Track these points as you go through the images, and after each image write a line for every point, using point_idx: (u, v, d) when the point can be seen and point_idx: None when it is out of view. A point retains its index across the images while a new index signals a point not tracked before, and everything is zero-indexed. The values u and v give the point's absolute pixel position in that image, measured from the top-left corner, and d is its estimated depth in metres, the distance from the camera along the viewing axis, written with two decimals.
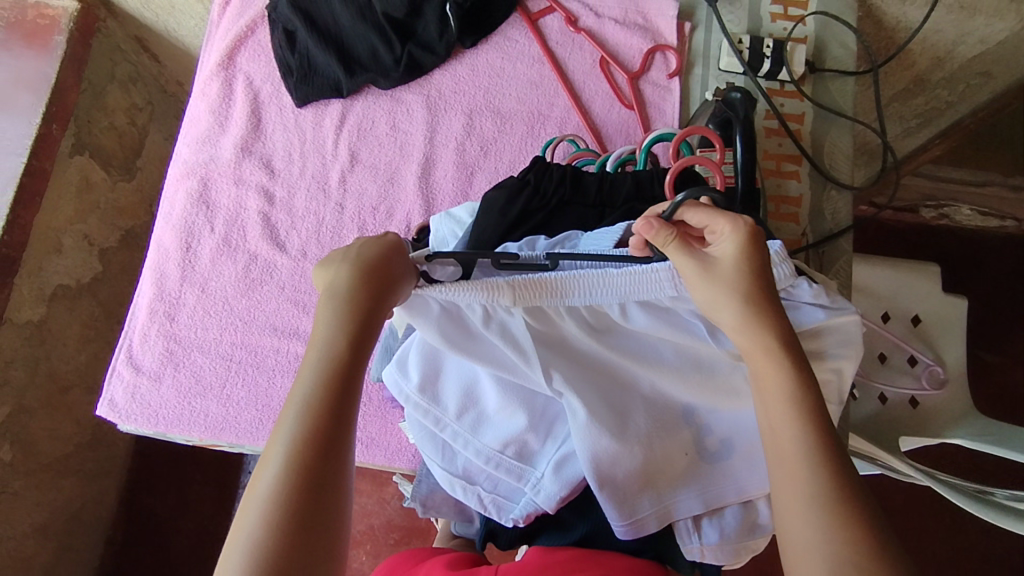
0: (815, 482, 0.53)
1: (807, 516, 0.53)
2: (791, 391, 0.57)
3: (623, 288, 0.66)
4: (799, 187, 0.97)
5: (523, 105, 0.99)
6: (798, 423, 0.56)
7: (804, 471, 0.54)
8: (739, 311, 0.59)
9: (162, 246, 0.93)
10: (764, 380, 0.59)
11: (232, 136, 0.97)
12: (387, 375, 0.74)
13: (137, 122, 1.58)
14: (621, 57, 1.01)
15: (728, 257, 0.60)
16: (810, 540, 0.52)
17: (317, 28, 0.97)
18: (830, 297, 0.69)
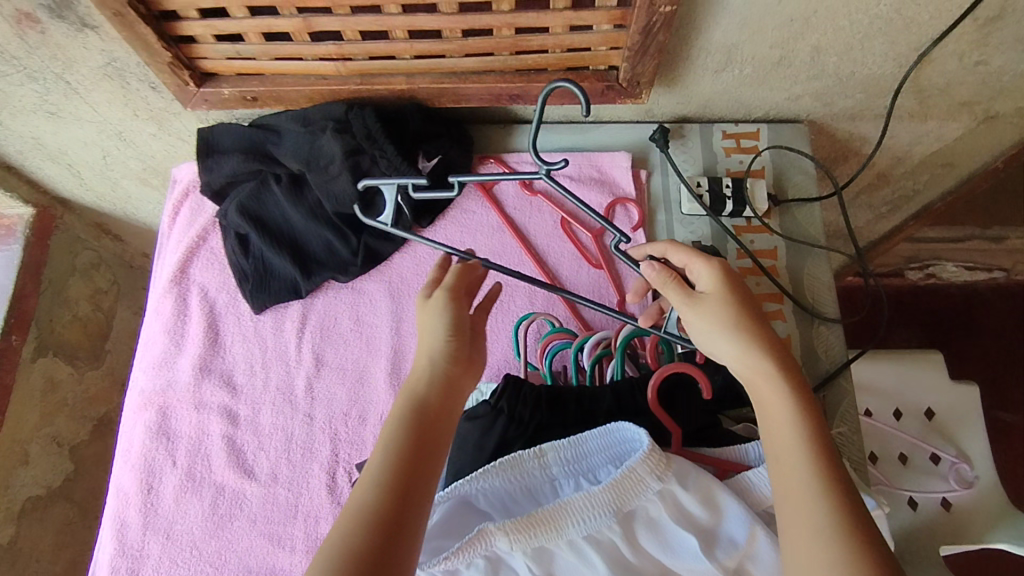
0: (818, 496, 0.55)
1: (811, 526, 0.54)
2: (790, 408, 0.60)
3: (614, 500, 0.60)
4: (786, 326, 0.93)
5: (488, 279, 0.96)
6: (797, 434, 0.58)
7: (805, 484, 0.56)
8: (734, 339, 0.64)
9: (122, 489, 0.87)
10: (768, 401, 0.61)
11: (190, 356, 0.92)
12: None
13: (103, 306, 1.53)
14: (582, 215, 0.99)
15: (710, 286, 0.68)
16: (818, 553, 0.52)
17: (268, 232, 0.94)
18: None
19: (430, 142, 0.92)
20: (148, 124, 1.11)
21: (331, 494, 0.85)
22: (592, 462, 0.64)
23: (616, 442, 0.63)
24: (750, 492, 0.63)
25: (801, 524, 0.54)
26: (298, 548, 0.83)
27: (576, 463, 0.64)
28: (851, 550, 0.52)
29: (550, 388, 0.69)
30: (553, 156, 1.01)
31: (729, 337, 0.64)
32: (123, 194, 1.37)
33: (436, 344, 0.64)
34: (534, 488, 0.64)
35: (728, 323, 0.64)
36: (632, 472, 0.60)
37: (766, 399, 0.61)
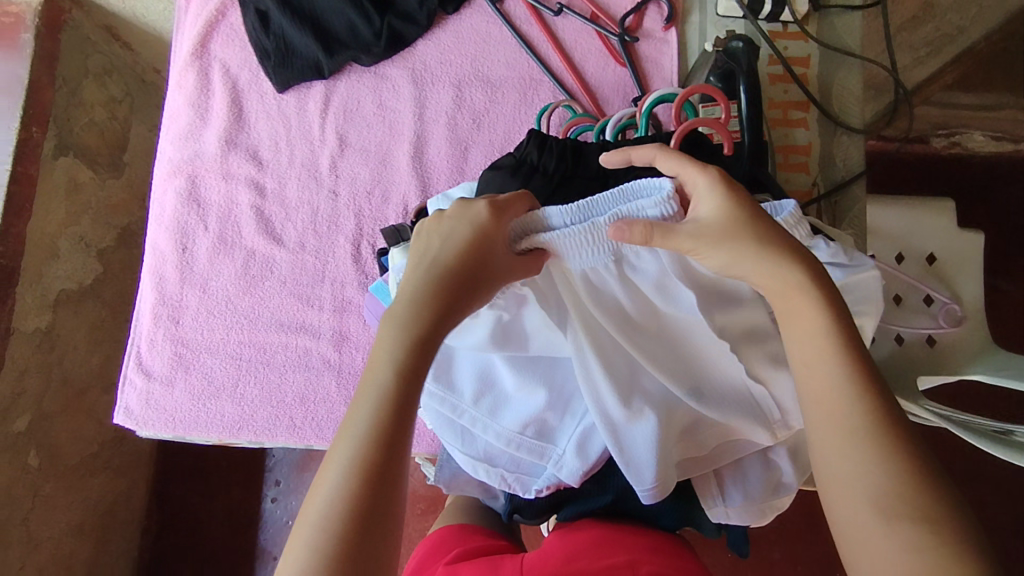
0: (854, 413, 0.51)
1: (845, 439, 0.50)
2: (825, 323, 0.54)
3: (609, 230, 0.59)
4: (807, 134, 0.93)
5: (513, 72, 0.94)
6: (831, 351, 0.53)
7: (844, 415, 0.51)
8: (753, 262, 0.56)
9: (158, 249, 0.91)
10: (795, 317, 0.55)
11: (216, 129, 0.93)
12: None
13: (118, 116, 1.52)
14: (612, 11, 0.95)
15: (714, 211, 0.56)
16: (850, 475, 0.50)
17: (291, 8, 0.91)
18: (848, 255, 0.66)
19: None
20: None
21: (356, 264, 0.90)
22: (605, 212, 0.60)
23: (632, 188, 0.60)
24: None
25: (834, 435, 0.51)
26: (327, 308, 0.89)
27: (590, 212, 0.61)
28: (888, 462, 0.49)
29: (575, 143, 0.68)
30: None
31: (753, 260, 0.55)
32: None
33: (446, 260, 0.56)
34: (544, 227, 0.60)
35: (741, 246, 0.55)
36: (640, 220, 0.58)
37: (795, 314, 0.55)
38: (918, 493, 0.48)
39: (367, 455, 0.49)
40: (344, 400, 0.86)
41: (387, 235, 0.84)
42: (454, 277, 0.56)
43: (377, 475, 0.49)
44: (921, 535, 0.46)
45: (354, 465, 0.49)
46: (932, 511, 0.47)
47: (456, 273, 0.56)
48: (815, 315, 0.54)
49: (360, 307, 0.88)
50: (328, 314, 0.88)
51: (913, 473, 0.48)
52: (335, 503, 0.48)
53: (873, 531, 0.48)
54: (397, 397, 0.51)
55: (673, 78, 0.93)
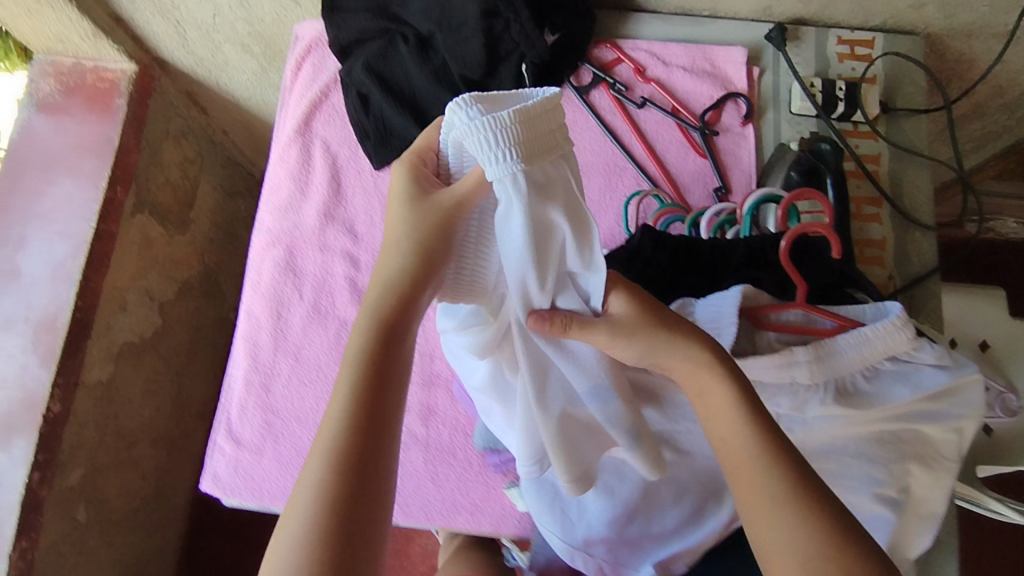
0: (769, 485, 0.53)
1: (777, 513, 0.52)
2: (732, 398, 0.58)
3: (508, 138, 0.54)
4: (881, 229, 0.97)
5: (599, 158, 0.99)
6: (738, 410, 0.57)
7: (760, 477, 0.54)
8: (633, 355, 0.62)
9: (253, 316, 0.94)
10: (695, 382, 0.60)
11: (314, 202, 0.97)
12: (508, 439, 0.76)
13: (189, 175, 1.59)
14: (691, 105, 1.00)
15: (625, 313, 0.61)
16: (786, 541, 0.51)
17: (393, 96, 0.97)
18: (951, 359, 0.69)
19: (564, 17, 0.94)
20: None
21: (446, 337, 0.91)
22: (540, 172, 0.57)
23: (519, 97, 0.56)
24: (840, 356, 0.68)
25: (758, 496, 0.53)
26: (415, 380, 0.90)
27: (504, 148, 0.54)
28: (817, 529, 0.51)
29: (686, 241, 0.72)
30: (668, 46, 1.02)
31: (665, 349, 0.61)
32: (221, 61, 1.40)
33: (404, 253, 0.61)
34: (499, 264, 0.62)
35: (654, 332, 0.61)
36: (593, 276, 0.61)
37: (707, 393, 0.59)
38: (845, 550, 0.50)
39: (342, 449, 0.54)
40: (430, 475, 0.87)
41: None
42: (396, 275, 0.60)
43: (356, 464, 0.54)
44: None
45: (331, 464, 0.53)
46: (861, 564, 0.49)
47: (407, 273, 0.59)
48: (727, 389, 0.58)
49: (448, 381, 0.90)
50: (416, 387, 0.90)
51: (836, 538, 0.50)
52: (313, 503, 0.52)
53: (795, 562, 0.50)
54: (358, 393, 0.56)
55: (753, 171, 0.97)
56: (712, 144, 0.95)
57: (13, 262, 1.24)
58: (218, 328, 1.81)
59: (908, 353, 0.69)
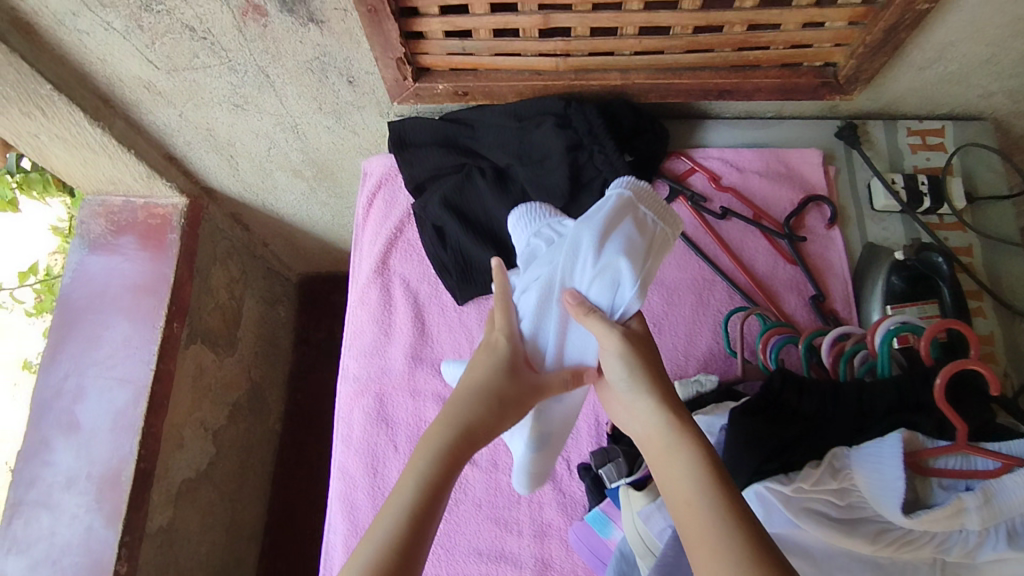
0: (732, 548, 0.51)
1: (714, 559, 0.51)
2: (691, 462, 0.58)
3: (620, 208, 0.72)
4: (988, 323, 0.93)
5: (686, 272, 0.96)
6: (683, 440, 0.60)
7: (715, 540, 0.53)
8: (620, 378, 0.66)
9: (347, 472, 0.89)
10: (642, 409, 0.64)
11: (400, 344, 0.94)
12: None
13: (235, 295, 1.57)
14: (771, 210, 0.98)
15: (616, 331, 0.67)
16: None
17: (472, 231, 0.94)
18: None
19: (641, 138, 0.94)
20: (327, 118, 1.11)
21: (552, 480, 0.88)
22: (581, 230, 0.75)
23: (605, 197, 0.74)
24: (1008, 499, 0.62)
25: (713, 557, 0.52)
26: (526, 531, 0.86)
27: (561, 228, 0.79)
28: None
29: (831, 384, 0.69)
30: (740, 151, 1.01)
31: (643, 404, 0.64)
32: (270, 185, 1.39)
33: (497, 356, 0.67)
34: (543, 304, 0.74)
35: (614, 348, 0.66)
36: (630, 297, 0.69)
37: (666, 456, 0.60)
38: None
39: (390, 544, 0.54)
40: None
41: (594, 456, 0.83)
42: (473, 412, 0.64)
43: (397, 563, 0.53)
44: None
45: (382, 554, 0.54)
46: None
47: (480, 401, 0.64)
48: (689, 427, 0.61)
49: (561, 530, 0.86)
50: (528, 539, 0.85)
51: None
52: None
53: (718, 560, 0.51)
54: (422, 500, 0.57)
55: (846, 275, 0.94)
56: (804, 255, 0.92)
57: (73, 414, 1.21)
58: (267, 442, 1.75)
59: None
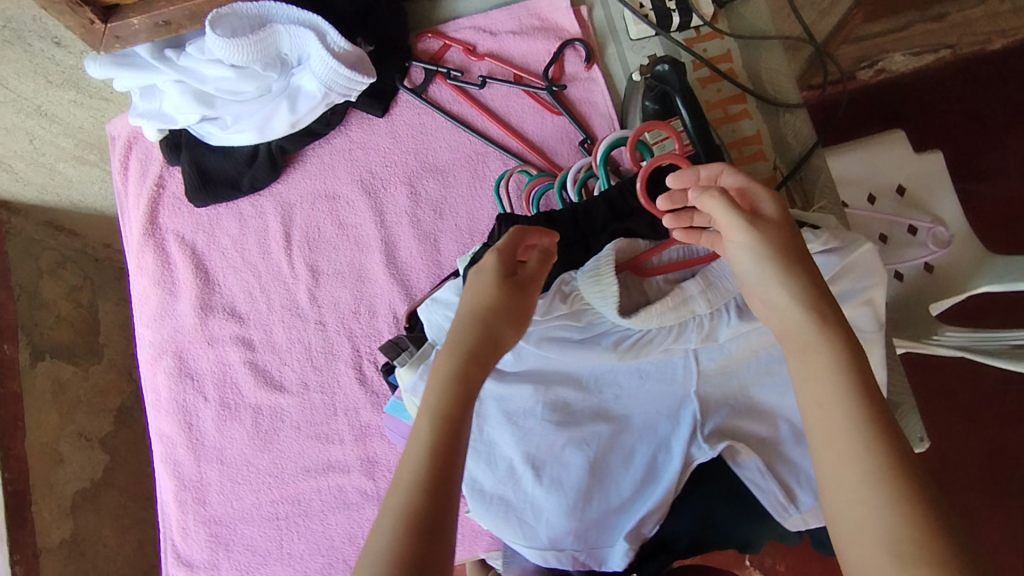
0: (868, 450, 0.44)
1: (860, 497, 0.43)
2: (841, 385, 0.46)
3: (325, 78, 0.84)
4: (754, 124, 0.94)
5: (458, 152, 0.95)
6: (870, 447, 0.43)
7: (853, 454, 0.44)
8: (787, 287, 0.50)
9: (164, 435, 0.90)
10: (812, 373, 0.48)
11: (187, 300, 0.92)
12: (469, 466, 0.73)
13: (83, 302, 1.42)
14: (532, 66, 0.96)
15: (776, 213, 0.52)
16: (865, 507, 0.42)
17: (222, 193, 0.93)
18: (836, 239, 0.67)
19: (371, 27, 0.90)
20: (66, 90, 1.04)
21: (364, 385, 0.89)
22: (291, 53, 0.84)
23: (325, 64, 0.83)
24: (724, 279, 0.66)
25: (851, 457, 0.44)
26: (348, 439, 0.88)
27: (268, 38, 0.80)
28: (900, 516, 0.41)
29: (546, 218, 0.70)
30: (490, 15, 0.97)
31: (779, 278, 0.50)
32: (64, 181, 1.27)
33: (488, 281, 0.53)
34: (195, 89, 0.84)
35: (795, 248, 0.51)
36: (273, 139, 0.90)
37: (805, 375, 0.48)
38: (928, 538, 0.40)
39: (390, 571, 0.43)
40: None
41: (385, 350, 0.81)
42: (479, 333, 0.52)
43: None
44: None
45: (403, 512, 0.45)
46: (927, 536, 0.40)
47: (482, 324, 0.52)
48: (838, 378, 0.46)
49: (380, 428, 0.88)
50: (351, 445, 0.88)
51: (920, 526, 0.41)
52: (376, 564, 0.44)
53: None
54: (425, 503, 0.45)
55: (610, 112, 0.94)
56: (560, 103, 0.91)
57: None
58: None
59: None
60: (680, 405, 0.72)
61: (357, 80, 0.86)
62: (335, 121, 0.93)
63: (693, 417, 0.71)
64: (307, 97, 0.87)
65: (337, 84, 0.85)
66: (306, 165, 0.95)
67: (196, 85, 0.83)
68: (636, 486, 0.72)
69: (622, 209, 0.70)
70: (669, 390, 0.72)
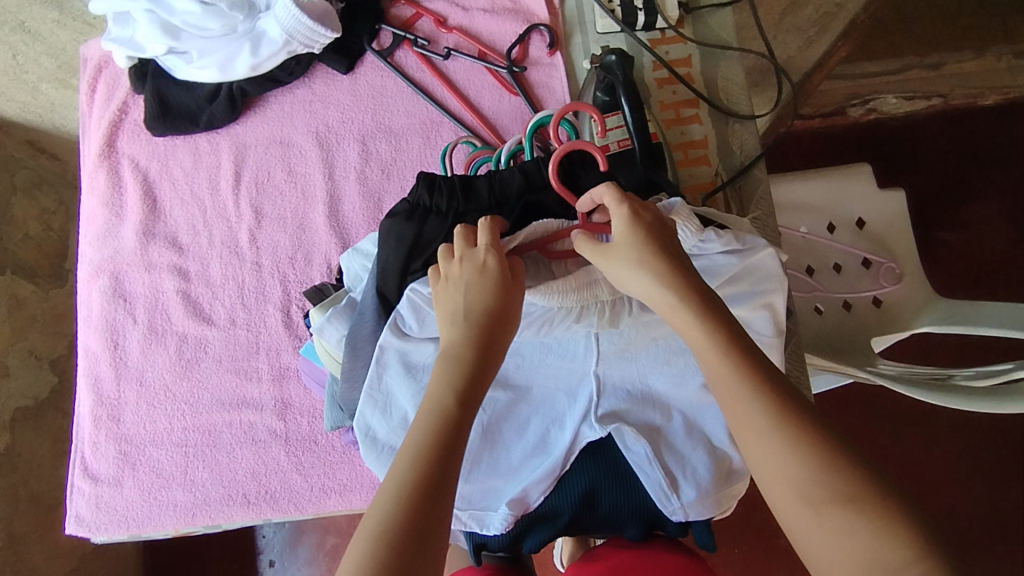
0: (754, 403, 0.48)
1: (767, 442, 0.47)
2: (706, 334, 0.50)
3: (288, 26, 0.87)
4: (703, 128, 0.96)
5: (414, 118, 0.97)
6: (754, 394, 0.48)
7: (745, 403, 0.48)
8: (647, 272, 0.53)
9: (90, 350, 0.93)
10: (682, 330, 0.52)
11: (131, 224, 0.95)
12: (363, 415, 0.71)
13: (54, 226, 1.39)
14: (498, 45, 0.98)
15: (621, 234, 0.54)
16: (773, 455, 0.47)
17: (179, 126, 0.95)
18: (739, 241, 0.68)
19: None
20: (50, 9, 1.11)
21: (289, 329, 0.91)
22: None
23: (288, 10, 0.86)
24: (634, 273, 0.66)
25: (742, 406, 0.48)
26: (265, 378, 0.90)
27: None
28: (799, 453, 0.46)
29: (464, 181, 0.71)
30: None
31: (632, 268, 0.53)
32: (47, 102, 1.28)
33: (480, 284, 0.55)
34: (163, 20, 0.87)
35: (634, 263, 0.53)
36: (232, 80, 0.92)
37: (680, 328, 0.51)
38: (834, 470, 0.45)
39: (386, 543, 0.46)
40: (295, 464, 0.88)
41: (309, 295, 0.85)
42: (474, 342, 0.53)
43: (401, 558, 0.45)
44: (850, 517, 0.44)
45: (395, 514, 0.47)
46: (838, 468, 0.45)
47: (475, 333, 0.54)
48: (707, 330, 0.50)
49: (297, 371, 0.90)
50: (267, 384, 0.90)
51: (821, 462, 0.46)
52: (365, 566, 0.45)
53: (838, 567, 0.44)
54: (419, 481, 0.48)
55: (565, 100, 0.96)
56: (516, 83, 0.93)
57: None
58: None
59: (697, 246, 0.67)
60: (580, 384, 0.75)
61: (319, 32, 0.88)
62: (298, 72, 0.96)
63: (589, 398, 0.74)
64: (269, 44, 0.90)
65: (299, 33, 0.88)
66: (266, 111, 0.97)
67: (164, 17, 0.87)
68: (526, 456, 0.75)
69: (539, 184, 0.72)
70: (570, 368, 0.74)
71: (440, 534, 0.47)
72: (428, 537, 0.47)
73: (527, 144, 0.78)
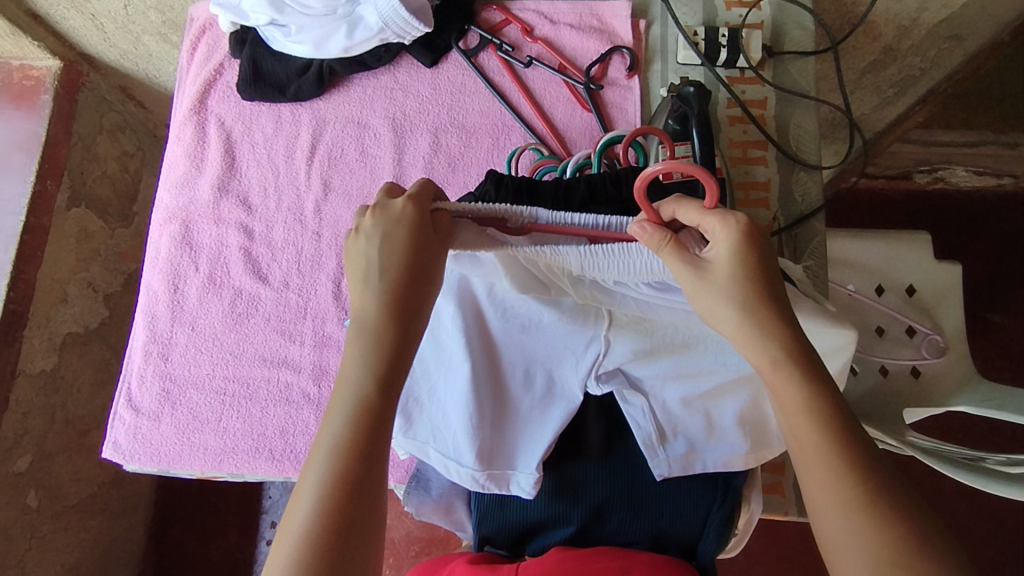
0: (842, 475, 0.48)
1: (839, 516, 0.48)
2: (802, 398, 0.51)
3: (385, 15, 0.91)
4: (767, 171, 0.96)
5: (486, 119, 1.00)
6: (844, 468, 0.48)
7: (826, 469, 0.49)
8: (737, 319, 0.52)
9: (151, 290, 0.98)
10: (776, 388, 0.52)
11: (209, 177, 1.01)
12: None
13: (129, 169, 1.48)
14: (579, 61, 1.01)
15: (725, 258, 0.52)
16: (845, 530, 0.47)
17: (268, 94, 1.01)
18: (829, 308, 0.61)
19: None
20: None
21: (337, 300, 0.95)
22: None
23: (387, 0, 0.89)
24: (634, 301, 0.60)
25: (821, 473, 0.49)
26: (308, 343, 0.94)
27: None
28: (873, 534, 0.47)
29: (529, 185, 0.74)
30: (555, 4, 1.02)
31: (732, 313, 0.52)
32: (146, 53, 1.35)
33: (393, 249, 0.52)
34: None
35: (737, 300, 0.51)
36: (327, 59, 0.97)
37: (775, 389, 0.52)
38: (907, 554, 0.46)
39: (315, 539, 0.46)
40: None
41: None
42: (391, 308, 0.52)
43: (332, 558, 0.46)
44: None
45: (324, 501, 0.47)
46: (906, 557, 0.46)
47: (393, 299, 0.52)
48: (802, 397, 0.51)
49: (338, 341, 0.94)
50: (309, 349, 0.94)
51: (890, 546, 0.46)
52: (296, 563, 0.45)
53: None
54: (346, 471, 0.48)
55: (636, 123, 0.98)
56: (591, 99, 0.96)
57: None
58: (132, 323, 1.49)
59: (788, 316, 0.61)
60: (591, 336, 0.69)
61: (414, 22, 0.91)
62: (386, 59, 1.00)
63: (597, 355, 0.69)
64: (365, 29, 0.94)
65: (395, 21, 0.91)
66: (349, 91, 1.02)
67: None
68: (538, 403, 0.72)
69: (603, 197, 0.74)
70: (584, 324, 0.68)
71: (371, 512, 0.48)
72: (360, 523, 0.48)
73: (595, 161, 0.81)
